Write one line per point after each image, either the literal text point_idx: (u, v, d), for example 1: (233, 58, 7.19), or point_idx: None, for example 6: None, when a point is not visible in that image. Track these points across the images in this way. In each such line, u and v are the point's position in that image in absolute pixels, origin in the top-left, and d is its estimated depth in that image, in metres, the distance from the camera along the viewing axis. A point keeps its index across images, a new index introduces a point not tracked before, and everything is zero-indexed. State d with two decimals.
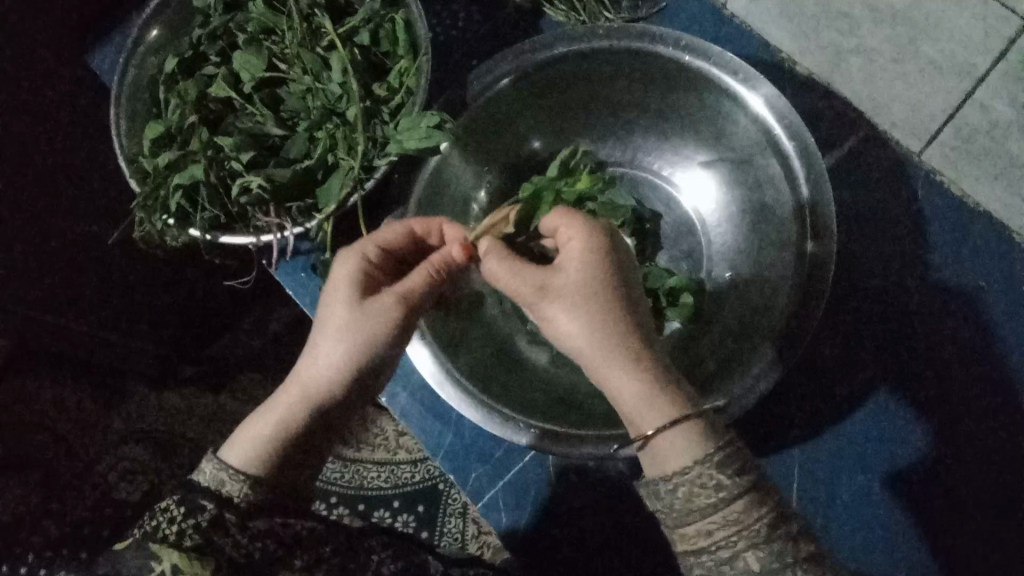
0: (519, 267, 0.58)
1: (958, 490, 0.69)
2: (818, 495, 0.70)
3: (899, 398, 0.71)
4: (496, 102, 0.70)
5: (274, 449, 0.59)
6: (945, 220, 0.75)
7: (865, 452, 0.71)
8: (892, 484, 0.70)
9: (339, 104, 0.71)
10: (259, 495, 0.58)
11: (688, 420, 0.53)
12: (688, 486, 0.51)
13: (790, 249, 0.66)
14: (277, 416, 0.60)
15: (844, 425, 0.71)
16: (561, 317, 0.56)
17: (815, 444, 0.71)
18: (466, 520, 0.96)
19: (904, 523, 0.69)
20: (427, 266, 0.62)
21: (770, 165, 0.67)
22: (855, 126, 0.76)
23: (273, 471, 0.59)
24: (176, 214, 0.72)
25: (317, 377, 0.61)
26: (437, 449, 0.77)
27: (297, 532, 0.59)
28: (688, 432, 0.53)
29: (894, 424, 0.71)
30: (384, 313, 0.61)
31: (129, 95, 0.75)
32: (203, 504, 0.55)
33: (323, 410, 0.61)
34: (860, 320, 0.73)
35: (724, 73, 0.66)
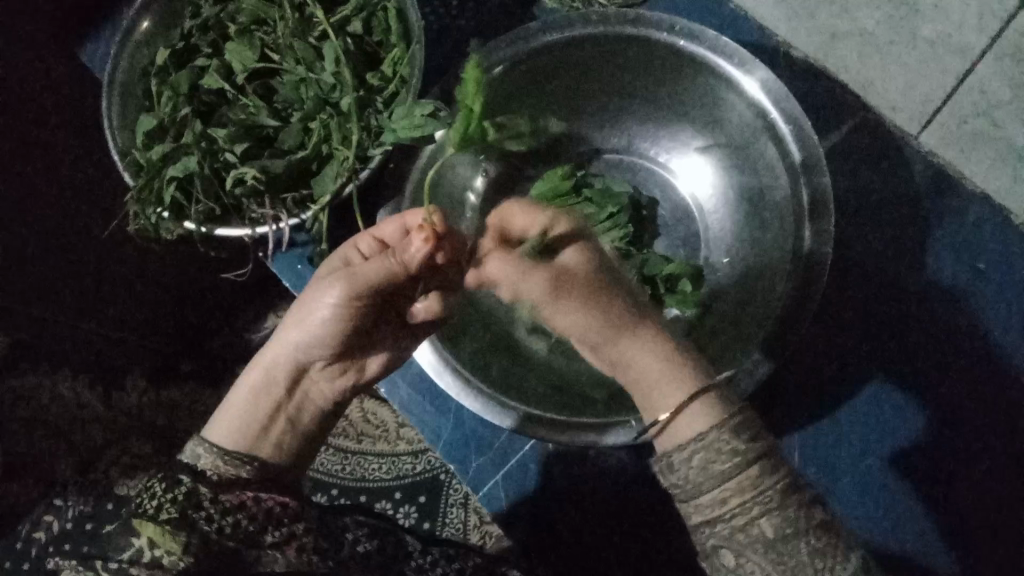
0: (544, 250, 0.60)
1: (959, 472, 0.70)
2: (820, 478, 0.71)
3: (899, 377, 0.71)
4: (490, 90, 0.70)
5: (244, 421, 0.65)
6: (944, 202, 0.74)
7: (867, 435, 0.71)
8: (891, 469, 0.70)
9: (332, 94, 0.71)
10: (233, 472, 0.62)
11: (704, 398, 0.55)
12: (704, 453, 0.52)
13: (787, 235, 0.66)
14: (245, 394, 0.66)
15: (844, 407, 0.71)
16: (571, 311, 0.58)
17: (816, 426, 0.71)
18: (468, 510, 0.96)
19: (907, 505, 0.69)
20: (383, 262, 0.59)
21: (766, 149, 0.67)
22: (850, 109, 0.76)
23: (249, 445, 0.64)
24: (171, 207, 0.71)
25: (281, 356, 0.65)
26: (437, 439, 0.77)
27: (269, 507, 0.59)
28: (705, 407, 0.54)
29: (895, 404, 0.71)
30: (342, 308, 0.61)
31: (121, 88, 0.74)
32: (180, 479, 0.58)
33: (289, 384, 0.66)
34: (858, 303, 0.73)
35: (719, 57, 0.65)
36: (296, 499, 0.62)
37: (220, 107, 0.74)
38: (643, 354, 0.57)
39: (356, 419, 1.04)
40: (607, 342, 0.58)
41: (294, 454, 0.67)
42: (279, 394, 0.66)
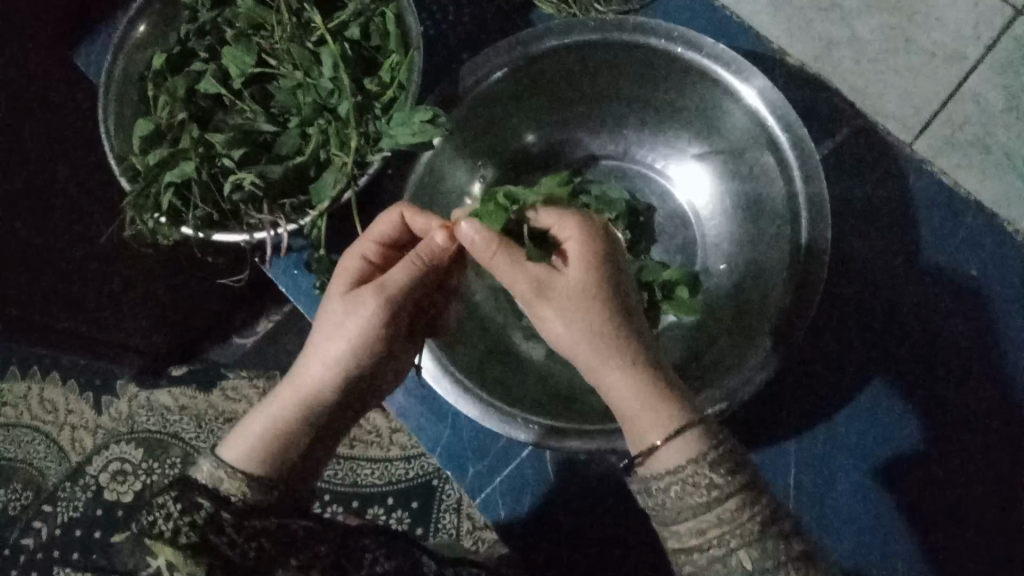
0: (522, 262, 0.58)
1: (949, 489, 0.70)
2: (812, 491, 0.71)
3: (892, 391, 0.72)
4: (488, 95, 0.70)
5: (280, 447, 0.61)
6: (937, 210, 0.75)
7: (860, 446, 0.71)
8: (883, 482, 0.70)
9: (330, 99, 0.71)
10: (258, 495, 0.58)
11: (691, 429, 0.54)
12: (680, 486, 0.53)
13: (784, 242, 0.66)
14: (274, 416, 0.61)
15: (836, 418, 0.72)
16: (548, 321, 0.58)
17: (808, 438, 0.72)
18: (461, 516, 0.99)
19: (893, 520, 0.70)
20: (411, 260, 0.62)
21: (764, 158, 0.67)
22: (846, 117, 0.77)
23: (284, 471, 0.61)
24: (168, 212, 0.70)
25: (316, 376, 0.62)
26: (435, 446, 0.77)
27: (293, 531, 0.59)
28: (689, 441, 0.53)
29: (887, 417, 0.71)
30: (375, 314, 0.62)
31: (118, 91, 0.75)
32: (199, 503, 0.56)
33: (326, 410, 0.63)
34: (852, 309, 0.74)
35: (716, 63, 0.66)
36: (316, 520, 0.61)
37: (216, 112, 0.75)
38: (619, 381, 0.56)
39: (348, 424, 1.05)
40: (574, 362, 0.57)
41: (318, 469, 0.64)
42: (316, 419, 0.63)
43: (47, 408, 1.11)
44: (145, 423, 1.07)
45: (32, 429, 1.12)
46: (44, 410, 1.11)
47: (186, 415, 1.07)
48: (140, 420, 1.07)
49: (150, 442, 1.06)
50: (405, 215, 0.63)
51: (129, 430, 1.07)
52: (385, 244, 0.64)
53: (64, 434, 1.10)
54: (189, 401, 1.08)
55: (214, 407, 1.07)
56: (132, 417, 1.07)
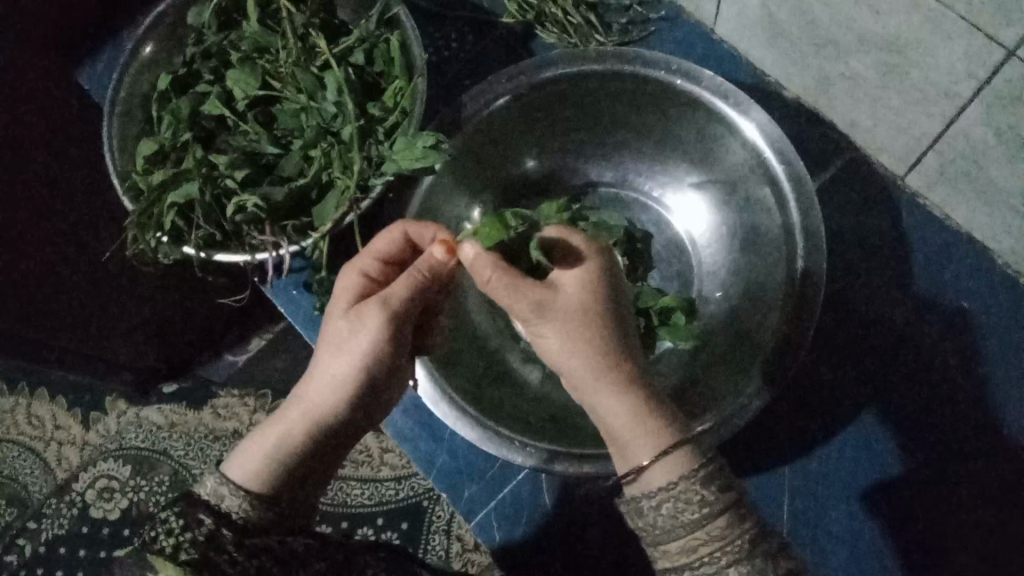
0: (521, 284, 0.57)
1: (943, 516, 0.70)
2: (805, 517, 0.71)
3: (883, 418, 0.73)
4: (490, 122, 0.71)
5: (283, 465, 0.61)
6: (929, 242, 0.76)
7: (854, 472, 0.72)
8: (875, 509, 0.71)
9: (334, 122, 0.72)
10: (257, 514, 0.59)
11: (680, 448, 0.55)
12: (672, 503, 0.53)
13: (779, 272, 0.67)
14: (279, 433, 0.62)
15: (832, 443, 0.73)
16: (549, 341, 0.57)
17: (804, 463, 0.72)
18: (451, 537, 0.99)
19: (884, 547, 0.70)
20: (411, 274, 0.61)
21: (763, 195, 0.68)
22: (839, 150, 0.78)
23: (285, 489, 0.61)
24: (170, 233, 0.70)
25: (322, 394, 0.62)
26: (431, 467, 0.77)
27: (293, 548, 0.59)
28: (679, 461, 0.54)
29: (880, 445, 0.72)
30: (379, 330, 0.61)
31: (122, 110, 0.75)
32: (201, 518, 0.57)
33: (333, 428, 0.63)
34: (844, 338, 0.75)
35: (716, 97, 0.67)
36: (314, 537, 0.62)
37: (219, 133, 0.75)
38: (618, 402, 0.56)
39: None
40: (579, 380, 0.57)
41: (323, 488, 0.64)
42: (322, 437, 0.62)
43: (33, 425, 1.15)
44: (135, 439, 1.03)
45: (21, 448, 1.16)
46: (33, 428, 1.15)
47: (176, 432, 1.04)
48: (130, 436, 1.04)
49: (137, 458, 1.02)
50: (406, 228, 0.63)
51: (119, 445, 1.03)
52: (388, 260, 0.64)
53: (48, 451, 1.15)
54: (179, 418, 1.05)
55: (206, 425, 1.05)
56: (122, 434, 1.05)
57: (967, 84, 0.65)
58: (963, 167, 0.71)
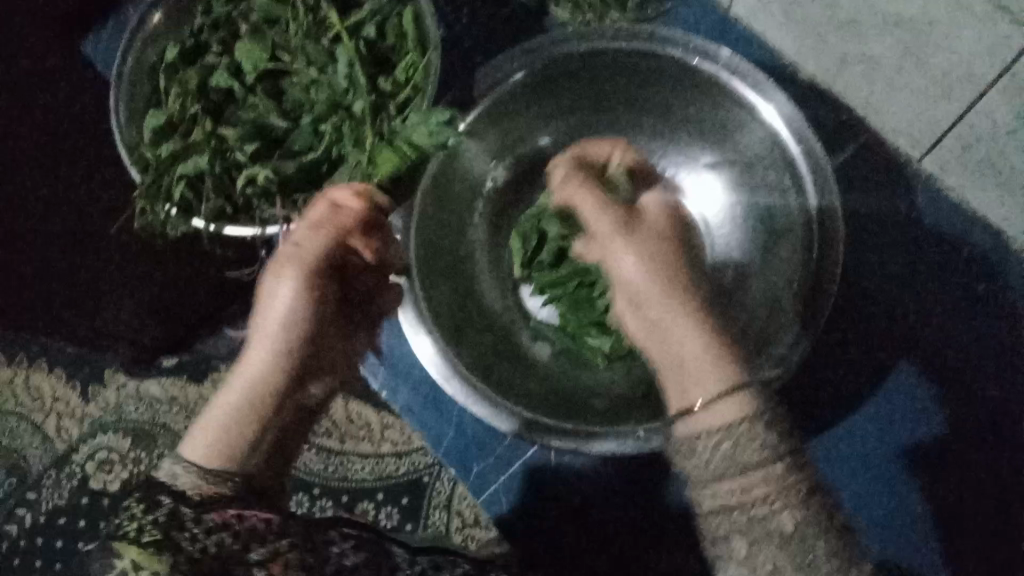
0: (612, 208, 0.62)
1: (954, 484, 0.73)
2: (839, 478, 0.74)
3: (916, 378, 0.75)
4: (506, 99, 0.71)
5: (234, 438, 0.59)
6: (942, 226, 0.76)
7: (888, 431, 0.74)
8: (908, 464, 0.73)
9: (345, 97, 0.71)
10: (214, 488, 0.57)
11: (740, 392, 0.54)
12: (731, 444, 0.53)
13: (795, 254, 0.68)
14: (229, 407, 0.60)
15: (867, 405, 0.75)
16: (624, 261, 0.60)
17: (836, 427, 0.74)
18: (451, 512, 0.98)
19: (915, 501, 0.73)
20: (325, 230, 0.62)
21: (780, 174, 0.68)
22: (856, 131, 0.78)
23: (239, 462, 0.59)
24: (179, 205, 0.69)
25: (263, 361, 0.61)
26: (439, 443, 0.77)
27: (253, 523, 0.57)
28: (740, 402, 0.54)
29: (913, 401, 0.74)
30: (308, 286, 0.61)
31: (130, 82, 0.74)
32: (161, 500, 0.55)
33: (280, 396, 0.61)
34: (852, 318, 0.76)
35: (733, 77, 0.66)
36: (279, 514, 0.59)
37: (227, 106, 0.75)
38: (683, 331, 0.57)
39: (341, 418, 1.04)
40: (639, 302, 0.59)
41: (281, 466, 0.63)
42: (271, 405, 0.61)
43: (35, 396, 1.13)
44: (133, 413, 1.08)
45: (21, 417, 1.14)
46: (31, 399, 1.13)
47: (175, 406, 1.06)
48: (129, 409, 1.08)
49: (138, 431, 1.08)
50: (330, 195, 0.63)
51: (119, 418, 1.09)
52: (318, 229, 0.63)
53: (50, 422, 1.13)
54: (179, 392, 1.06)
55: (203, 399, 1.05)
56: (122, 406, 1.09)
57: (988, 60, 0.64)
58: (981, 155, 0.71)
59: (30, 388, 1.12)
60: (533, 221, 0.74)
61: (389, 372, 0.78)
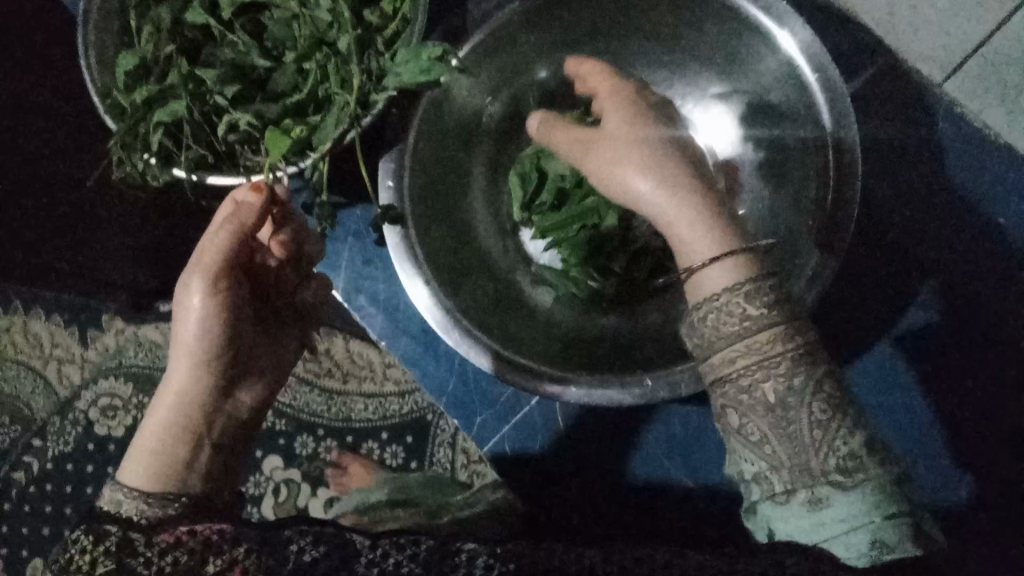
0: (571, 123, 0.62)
1: (979, 416, 0.71)
2: (873, 409, 0.72)
3: (936, 305, 0.72)
4: (501, 29, 0.66)
5: (168, 458, 0.58)
6: (965, 153, 0.73)
7: (917, 357, 0.72)
8: (940, 389, 0.71)
9: (329, 32, 0.67)
10: (161, 512, 0.54)
11: (737, 254, 0.52)
12: (716, 314, 0.51)
13: (811, 190, 0.63)
14: (161, 425, 0.60)
15: (892, 333, 0.72)
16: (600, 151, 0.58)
17: (867, 359, 0.72)
18: (456, 450, 0.97)
19: (950, 427, 0.71)
20: (227, 226, 0.59)
21: (796, 104, 0.64)
22: (873, 54, 0.73)
23: (178, 482, 0.57)
24: (158, 154, 0.65)
25: (188, 372, 0.61)
26: (442, 393, 0.76)
27: (208, 536, 0.50)
28: (738, 262, 0.52)
29: (935, 320, 0.72)
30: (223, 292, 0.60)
31: (98, 20, 0.69)
32: (106, 529, 0.51)
33: (210, 401, 0.62)
34: (873, 253, 0.73)
35: (747, 1, 0.61)
36: (235, 522, 0.52)
37: (206, 45, 0.70)
38: (665, 182, 0.55)
39: (342, 358, 1.03)
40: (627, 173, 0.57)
41: (226, 476, 0.62)
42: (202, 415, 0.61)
43: (32, 342, 1.10)
44: (133, 359, 1.06)
45: (20, 365, 1.11)
46: (30, 345, 1.10)
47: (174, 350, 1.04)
48: (128, 355, 1.06)
49: (138, 376, 1.06)
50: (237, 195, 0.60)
51: (118, 364, 1.07)
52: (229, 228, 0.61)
53: (50, 370, 1.10)
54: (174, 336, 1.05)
55: None
56: (121, 352, 1.07)
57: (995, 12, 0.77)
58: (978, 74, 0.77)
59: (21, 333, 1.10)
60: (531, 157, 0.73)
61: (388, 321, 0.76)
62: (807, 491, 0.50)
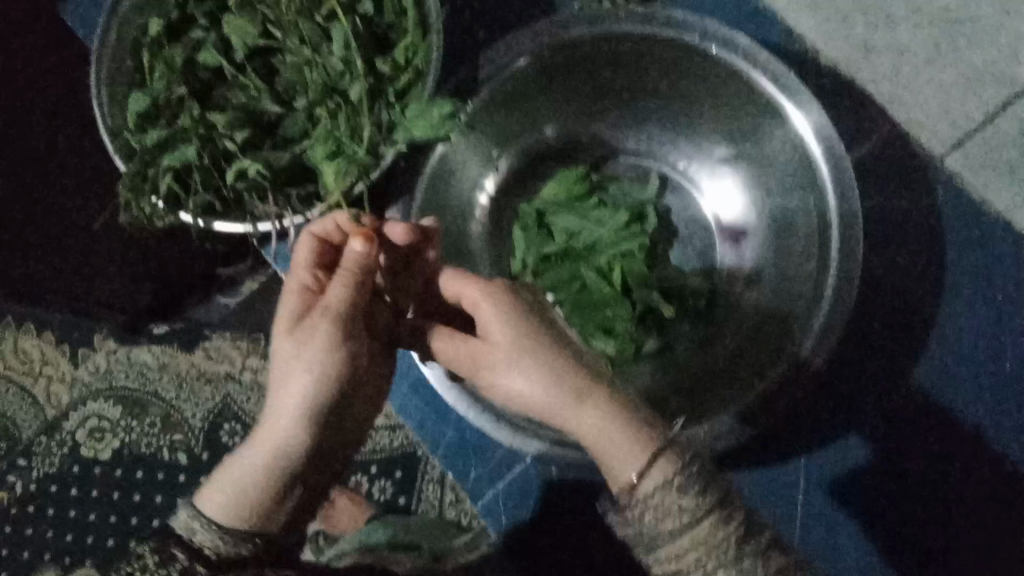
0: (458, 340, 0.58)
1: (968, 509, 0.68)
2: (786, 533, 0.69)
3: (857, 435, 0.69)
4: (509, 85, 0.67)
5: (257, 496, 0.54)
6: (965, 228, 0.71)
7: (829, 490, 0.69)
8: (859, 520, 0.68)
9: (340, 81, 0.67)
10: (234, 551, 0.52)
11: (663, 455, 0.49)
12: (654, 511, 0.47)
13: (811, 260, 0.64)
14: (256, 460, 0.55)
15: (807, 457, 0.69)
16: (507, 375, 0.54)
17: (760, 474, 0.70)
18: (444, 487, 0.98)
19: (878, 556, 0.68)
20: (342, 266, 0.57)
21: (800, 176, 0.65)
22: (875, 124, 0.74)
23: (260, 520, 0.53)
24: (166, 198, 0.65)
25: (288, 409, 0.55)
26: (437, 445, 0.75)
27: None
28: (662, 466, 0.48)
29: (847, 459, 0.69)
30: (326, 330, 0.56)
31: (112, 59, 0.70)
32: (175, 554, 0.50)
33: (313, 448, 0.56)
34: (873, 326, 0.71)
35: (760, 74, 0.62)
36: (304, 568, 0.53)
37: (217, 86, 0.71)
38: (586, 416, 0.51)
39: None
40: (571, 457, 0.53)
41: (309, 521, 0.57)
42: (304, 456, 0.56)
43: (20, 359, 1.13)
44: (122, 380, 1.10)
45: (9, 381, 1.13)
46: (21, 362, 1.13)
47: (167, 374, 1.09)
48: (117, 377, 1.11)
49: (127, 399, 1.10)
50: (317, 231, 0.60)
51: (109, 385, 1.11)
52: (323, 267, 0.60)
53: (36, 386, 1.12)
54: (168, 359, 1.10)
55: (195, 368, 1.09)
56: (110, 373, 1.11)
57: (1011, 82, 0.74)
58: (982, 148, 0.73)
59: (10, 348, 1.13)
60: (534, 211, 0.72)
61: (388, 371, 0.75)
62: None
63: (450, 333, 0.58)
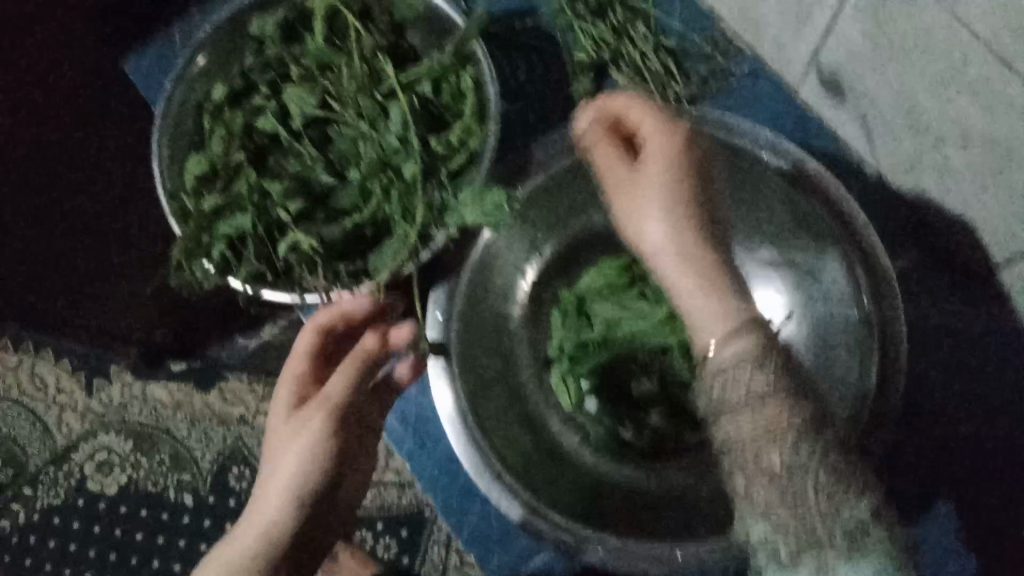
0: (615, 162, 0.55)
1: None
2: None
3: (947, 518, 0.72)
4: (565, 173, 0.70)
5: None
6: (996, 344, 0.73)
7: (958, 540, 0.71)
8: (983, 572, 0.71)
9: (395, 157, 0.68)
10: None
11: (764, 373, 0.48)
12: (746, 479, 0.49)
13: (852, 367, 0.66)
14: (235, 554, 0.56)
15: (939, 508, 0.72)
16: (651, 205, 0.52)
17: (925, 526, 0.72)
18: (451, 549, 0.97)
19: None
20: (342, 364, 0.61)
21: (849, 298, 0.67)
22: (913, 236, 0.75)
23: None
24: (217, 263, 0.66)
25: (271, 497, 0.58)
26: (460, 527, 0.74)
27: None
28: (750, 350, 0.48)
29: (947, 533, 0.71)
30: (318, 425, 0.59)
31: (176, 120, 0.72)
32: None
33: (292, 542, 0.58)
34: (909, 425, 0.74)
35: (824, 195, 0.66)
36: None
37: (272, 152, 0.72)
38: (693, 302, 0.51)
39: None
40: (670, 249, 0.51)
41: None
42: (281, 549, 0.57)
43: (36, 385, 1.10)
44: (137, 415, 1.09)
45: (17, 404, 1.11)
46: (36, 389, 1.10)
47: (181, 413, 1.08)
48: (133, 411, 1.09)
49: (139, 434, 1.09)
50: (319, 321, 0.64)
51: (121, 419, 1.09)
52: (318, 364, 0.64)
53: (49, 414, 1.11)
54: (184, 398, 1.08)
55: (210, 409, 1.07)
56: (124, 406, 1.09)
57: None
58: None
59: (26, 372, 1.11)
60: (573, 298, 0.73)
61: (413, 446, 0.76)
62: (813, 555, 0.46)
63: (615, 150, 0.56)
